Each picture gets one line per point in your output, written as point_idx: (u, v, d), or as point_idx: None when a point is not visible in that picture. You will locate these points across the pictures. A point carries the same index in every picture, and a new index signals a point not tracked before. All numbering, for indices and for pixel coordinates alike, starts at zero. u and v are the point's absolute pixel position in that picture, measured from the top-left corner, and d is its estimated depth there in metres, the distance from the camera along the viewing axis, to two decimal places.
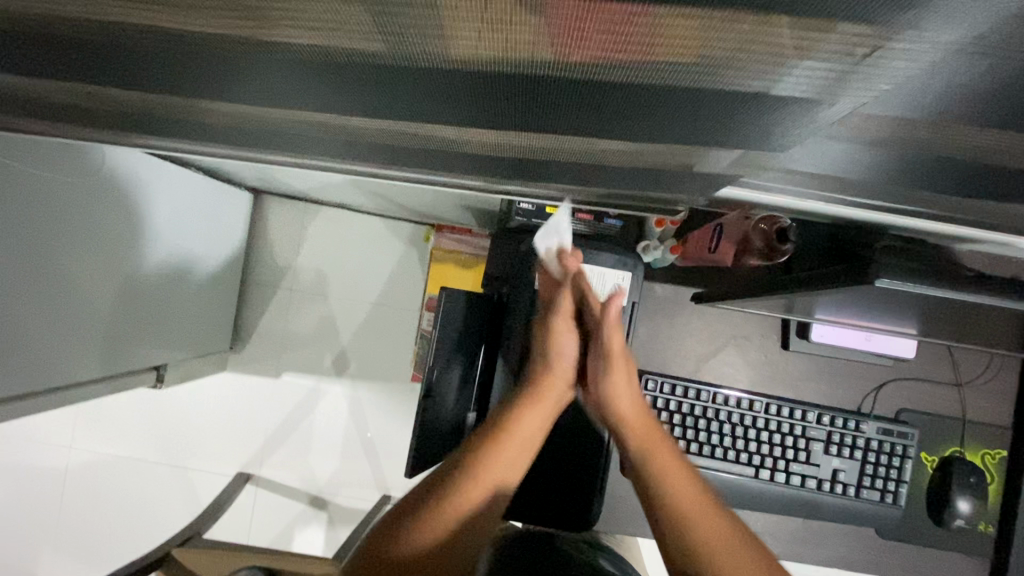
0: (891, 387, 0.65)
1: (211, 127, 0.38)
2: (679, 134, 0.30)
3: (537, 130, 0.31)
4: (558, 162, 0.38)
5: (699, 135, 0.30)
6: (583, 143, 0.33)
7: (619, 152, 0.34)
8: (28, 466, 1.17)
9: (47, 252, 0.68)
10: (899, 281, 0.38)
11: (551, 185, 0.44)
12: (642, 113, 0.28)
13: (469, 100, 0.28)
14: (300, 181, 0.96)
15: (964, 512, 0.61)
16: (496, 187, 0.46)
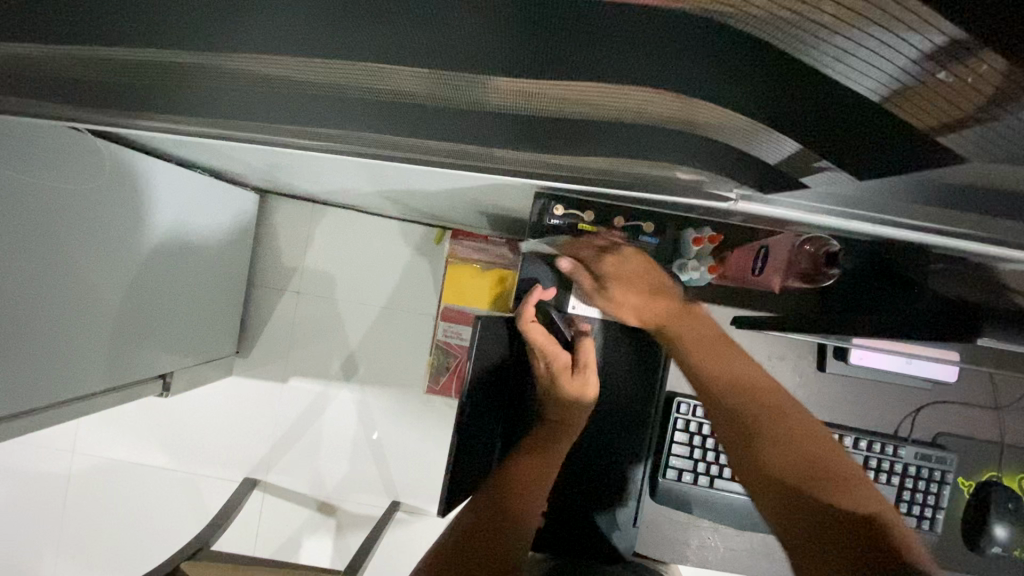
0: (929, 411, 0.64)
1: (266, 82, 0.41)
2: (772, 112, 0.35)
3: (633, 103, 0.36)
4: (579, 132, 0.42)
5: (792, 110, 0.35)
6: (647, 109, 0.37)
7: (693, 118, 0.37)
8: (31, 471, 1.15)
9: (52, 263, 0.65)
10: (1002, 339, 0.36)
11: (573, 157, 0.48)
12: (738, 79, 0.32)
13: (518, 49, 0.31)
14: (309, 182, 0.93)
15: (1002, 539, 0.61)
16: (522, 160, 0.50)
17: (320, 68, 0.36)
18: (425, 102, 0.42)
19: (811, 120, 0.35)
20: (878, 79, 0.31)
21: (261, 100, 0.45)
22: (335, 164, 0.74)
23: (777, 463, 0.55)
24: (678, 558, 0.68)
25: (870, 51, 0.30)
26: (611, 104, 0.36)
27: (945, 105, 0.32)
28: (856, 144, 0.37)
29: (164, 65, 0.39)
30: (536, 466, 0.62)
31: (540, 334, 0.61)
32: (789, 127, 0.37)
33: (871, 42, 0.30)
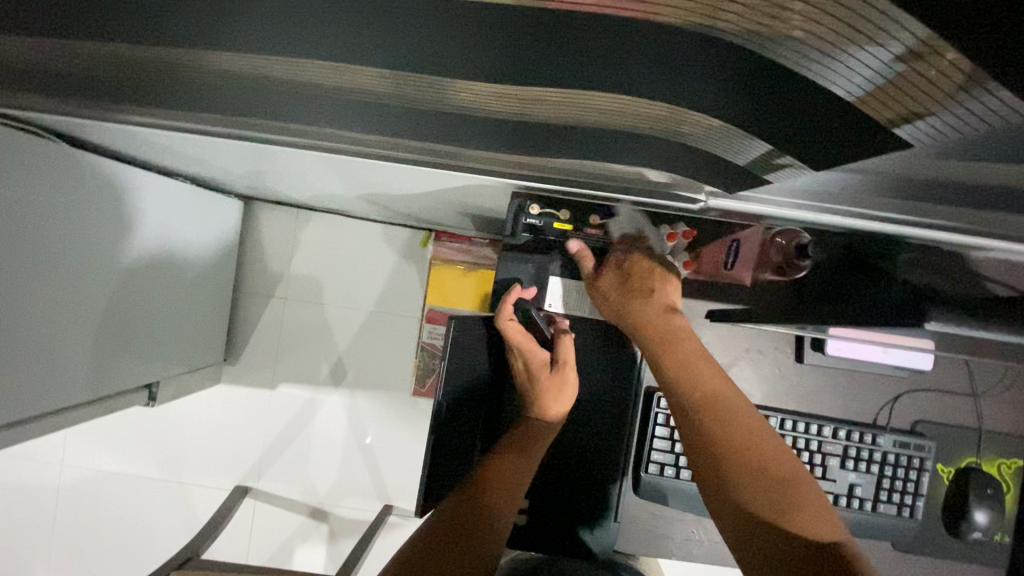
0: (906, 399, 0.65)
1: (242, 79, 0.42)
2: (737, 109, 0.37)
3: (601, 108, 0.38)
4: (555, 131, 0.43)
5: (760, 108, 0.37)
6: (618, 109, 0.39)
7: (661, 118, 0.39)
8: (20, 485, 1.14)
9: (31, 275, 0.65)
10: (951, 325, 0.37)
11: (548, 155, 0.48)
12: (702, 77, 0.35)
13: None
14: (290, 188, 0.93)
15: (981, 523, 0.62)
16: (498, 159, 0.50)
17: None
18: (393, 103, 0.42)
19: (778, 116, 0.37)
20: (856, 82, 0.34)
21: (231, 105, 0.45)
22: (314, 168, 0.74)
23: (734, 467, 0.54)
24: (663, 554, 0.68)
25: (849, 58, 0.32)
26: (584, 106, 0.39)
27: (907, 104, 0.34)
28: (823, 149, 0.38)
29: None
30: (513, 465, 0.60)
31: (519, 330, 0.63)
32: (754, 125, 0.38)
33: (842, 53, 0.32)
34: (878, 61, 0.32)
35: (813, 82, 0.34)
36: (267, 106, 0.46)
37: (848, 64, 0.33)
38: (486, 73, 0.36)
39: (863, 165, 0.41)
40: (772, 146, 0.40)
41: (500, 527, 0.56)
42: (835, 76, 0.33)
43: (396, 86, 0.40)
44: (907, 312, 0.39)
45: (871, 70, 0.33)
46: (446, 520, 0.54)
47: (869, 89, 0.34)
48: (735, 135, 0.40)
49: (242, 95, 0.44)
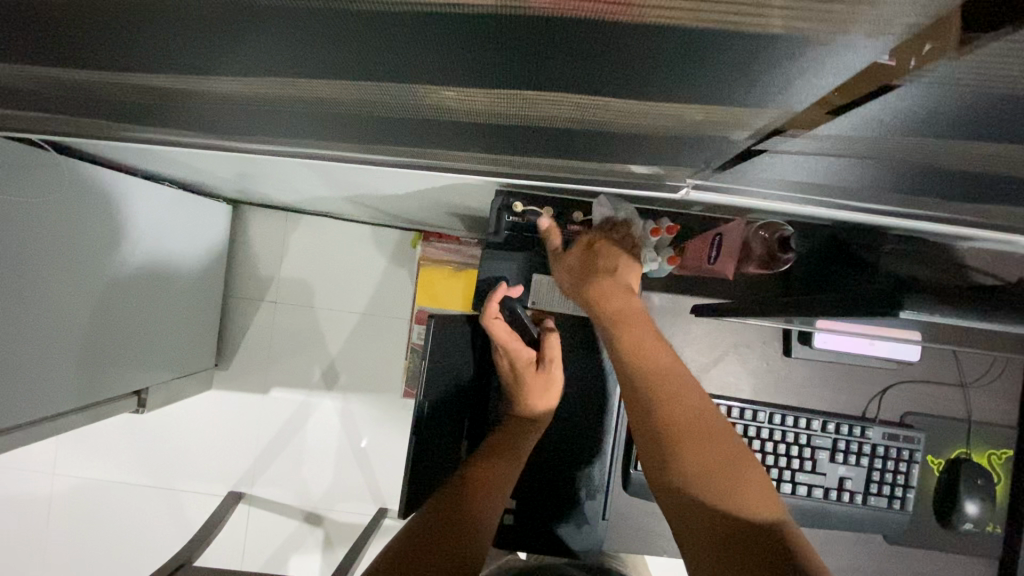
0: (895, 391, 0.65)
1: (206, 105, 0.41)
2: (694, 92, 0.31)
3: (560, 103, 0.35)
4: (531, 138, 0.42)
5: (725, 92, 0.31)
6: (586, 108, 0.35)
7: (619, 106, 0.35)
8: (11, 494, 1.13)
9: (17, 282, 0.64)
10: (928, 311, 0.37)
11: (528, 156, 0.47)
12: (651, 67, 0.29)
13: (462, 73, 0.31)
14: (277, 190, 0.92)
15: (972, 514, 0.62)
16: (477, 160, 0.49)
17: (249, 86, 0.36)
18: (353, 116, 0.41)
19: (742, 94, 0.31)
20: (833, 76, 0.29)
21: (201, 114, 0.44)
22: (296, 171, 0.73)
23: (693, 458, 0.53)
24: (655, 552, 0.68)
25: (801, 45, 0.26)
26: (548, 105, 0.35)
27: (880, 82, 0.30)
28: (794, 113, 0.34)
29: (106, 81, 0.39)
30: (496, 468, 0.60)
31: (504, 331, 0.62)
32: (722, 106, 0.33)
33: (796, 35, 0.26)
34: (837, 45, 0.26)
35: (767, 67, 0.28)
36: (230, 119, 0.44)
37: (803, 50, 0.27)
38: (446, 85, 0.33)
39: (839, 156, 0.41)
40: (734, 121, 0.35)
41: (487, 523, 0.56)
42: (796, 61, 0.28)
43: (366, 109, 0.38)
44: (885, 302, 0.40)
45: (829, 56, 0.27)
46: (429, 523, 0.53)
47: (838, 71, 0.29)
48: (700, 121, 0.36)
49: (212, 115, 0.43)
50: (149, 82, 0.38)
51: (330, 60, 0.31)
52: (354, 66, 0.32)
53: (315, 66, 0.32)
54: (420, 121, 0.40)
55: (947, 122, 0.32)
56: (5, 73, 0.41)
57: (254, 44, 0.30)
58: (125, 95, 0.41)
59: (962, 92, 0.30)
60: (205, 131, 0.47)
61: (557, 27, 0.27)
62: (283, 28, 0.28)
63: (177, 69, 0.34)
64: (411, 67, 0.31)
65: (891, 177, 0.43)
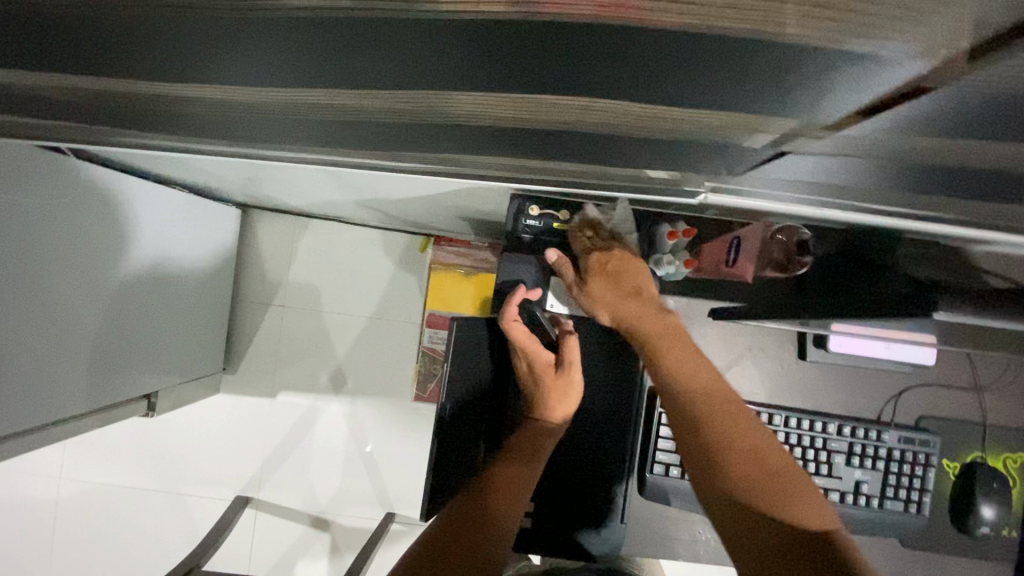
0: (911, 394, 0.65)
1: (228, 112, 0.41)
2: (719, 101, 0.31)
3: (587, 108, 0.35)
4: (554, 144, 0.42)
5: (751, 100, 0.31)
6: (608, 113, 0.35)
7: (645, 113, 0.35)
8: (17, 500, 1.13)
9: (32, 285, 0.65)
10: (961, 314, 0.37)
11: (548, 163, 0.48)
12: (683, 76, 0.29)
13: (489, 79, 0.31)
14: (288, 195, 0.93)
15: (989, 519, 0.62)
16: (496, 166, 0.49)
17: (270, 91, 0.36)
18: (382, 123, 0.41)
19: (767, 103, 0.31)
20: (856, 82, 0.29)
21: (219, 122, 0.44)
22: (310, 174, 0.73)
23: (744, 474, 0.52)
24: (670, 556, 0.68)
25: (832, 54, 0.27)
26: (571, 108, 0.35)
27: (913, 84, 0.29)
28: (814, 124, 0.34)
29: (128, 89, 0.39)
30: (516, 471, 0.60)
31: (522, 334, 0.62)
32: (745, 115, 0.33)
33: (832, 39, 0.26)
34: (866, 53, 0.27)
35: (796, 76, 0.28)
36: (252, 126, 0.44)
37: (834, 58, 0.27)
38: (475, 91, 0.33)
39: (861, 160, 0.41)
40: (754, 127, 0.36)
41: (508, 523, 0.56)
42: (824, 72, 0.28)
43: (393, 115, 0.38)
44: (912, 304, 0.40)
45: (859, 65, 0.27)
46: (452, 525, 0.54)
47: (866, 81, 0.29)
48: (723, 127, 0.36)
49: (235, 123, 0.43)
50: (169, 90, 0.38)
51: (364, 65, 0.31)
52: (382, 75, 0.32)
53: (342, 74, 0.32)
54: (445, 130, 0.41)
55: (973, 127, 0.33)
56: (29, 81, 0.41)
57: (285, 52, 0.30)
58: (149, 101, 0.41)
59: (991, 98, 0.30)
60: (225, 139, 0.47)
61: (587, 36, 0.27)
62: (317, 36, 0.28)
63: (208, 78, 0.34)
64: (441, 75, 0.31)
65: (912, 183, 0.43)
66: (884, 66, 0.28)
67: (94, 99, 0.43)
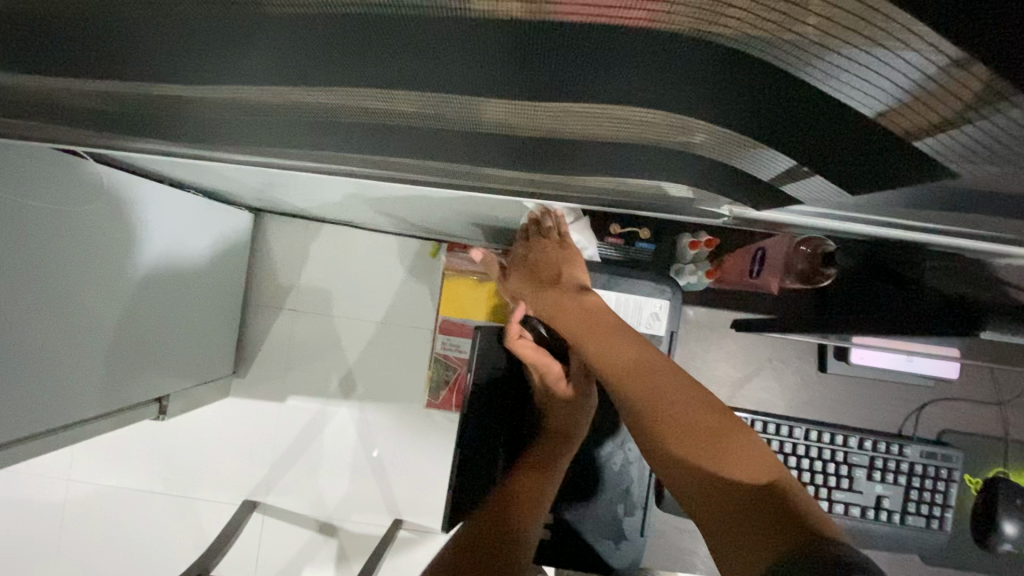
0: (932, 408, 0.66)
1: (252, 122, 0.41)
2: (742, 116, 0.31)
3: (617, 130, 0.34)
4: (583, 167, 0.42)
5: (778, 118, 0.31)
6: (639, 133, 0.34)
7: (685, 137, 0.34)
8: (23, 502, 1.13)
9: (48, 286, 0.65)
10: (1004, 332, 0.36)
11: (574, 195, 0.48)
12: (731, 94, 0.29)
13: (519, 93, 0.31)
14: (303, 199, 0.93)
15: (1011, 535, 0.61)
16: (518, 188, 0.49)
17: (300, 98, 0.35)
18: (403, 136, 0.40)
19: (792, 122, 0.31)
20: (883, 97, 0.27)
21: (240, 135, 0.44)
22: (327, 180, 0.73)
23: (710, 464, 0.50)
24: (686, 568, 0.68)
25: (883, 74, 0.26)
26: (601, 126, 0.34)
27: (929, 116, 0.28)
28: (858, 164, 0.33)
29: (154, 96, 0.39)
30: (535, 481, 0.59)
31: (527, 349, 0.64)
32: (774, 137, 0.33)
33: (879, 59, 0.25)
34: (913, 75, 0.26)
35: (844, 100, 0.28)
36: (278, 139, 0.44)
37: (885, 77, 0.26)
38: (507, 106, 0.32)
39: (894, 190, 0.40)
40: (797, 161, 0.35)
41: (529, 535, 0.56)
42: (873, 95, 0.28)
43: (423, 131, 0.38)
44: (948, 320, 0.39)
45: (909, 87, 0.27)
46: (474, 536, 0.54)
47: (910, 111, 0.28)
48: (763, 154, 0.35)
49: (260, 134, 0.43)
50: (192, 97, 0.38)
51: (396, 78, 0.31)
52: (413, 85, 0.31)
53: (375, 80, 0.31)
54: (472, 150, 0.40)
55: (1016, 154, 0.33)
56: (50, 87, 0.41)
57: (320, 63, 0.30)
58: (175, 110, 0.41)
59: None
60: (248, 150, 0.47)
61: (621, 45, 0.26)
62: (356, 43, 0.28)
63: (234, 83, 0.34)
64: (476, 89, 0.31)
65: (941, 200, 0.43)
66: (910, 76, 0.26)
67: (115, 108, 0.43)
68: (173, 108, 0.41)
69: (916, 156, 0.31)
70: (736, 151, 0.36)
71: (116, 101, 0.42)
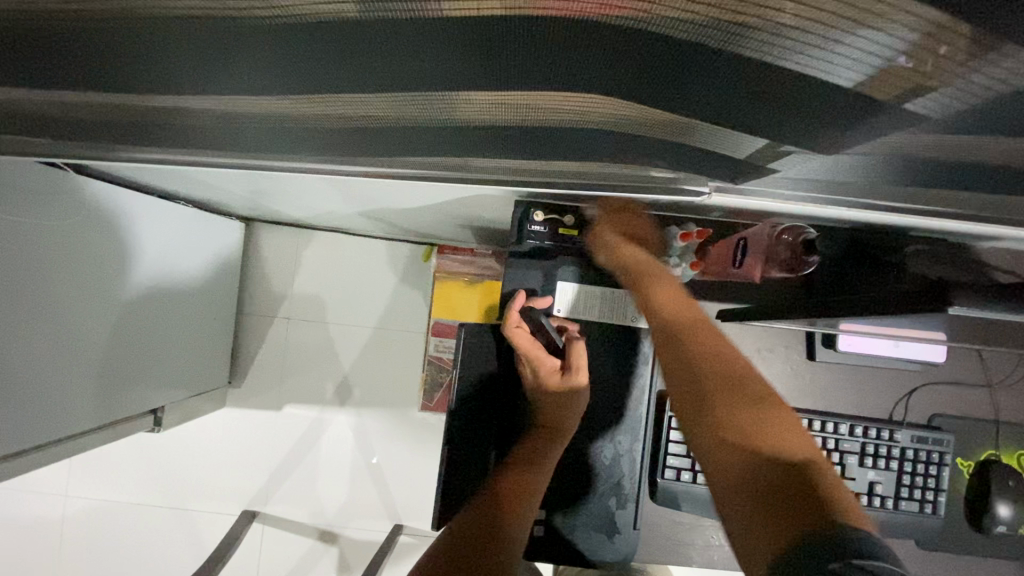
0: (923, 393, 0.66)
1: (228, 128, 0.41)
2: (711, 105, 0.31)
3: (591, 117, 0.34)
4: (558, 158, 0.42)
5: (747, 108, 0.31)
6: (610, 119, 0.34)
7: (661, 121, 0.34)
8: (22, 519, 1.12)
9: (37, 300, 0.65)
10: (978, 308, 0.36)
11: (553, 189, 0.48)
12: (697, 83, 0.29)
13: (487, 84, 0.30)
14: (291, 207, 0.93)
15: (1005, 517, 0.62)
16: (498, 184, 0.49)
17: (273, 101, 0.35)
18: (379, 135, 0.40)
19: (762, 107, 0.31)
20: (853, 67, 0.28)
21: (216, 140, 0.44)
22: (312, 185, 0.73)
23: (745, 430, 0.50)
24: (683, 561, 0.68)
25: (848, 44, 0.26)
26: (576, 116, 0.34)
27: (910, 77, 0.29)
28: (827, 138, 0.34)
29: (129, 104, 0.39)
30: (523, 479, 0.60)
31: (524, 339, 0.61)
32: (742, 122, 0.33)
33: (848, 31, 0.26)
34: (882, 40, 0.26)
35: (811, 77, 0.28)
36: (256, 145, 0.44)
37: (854, 48, 0.27)
38: (479, 98, 0.32)
39: (874, 168, 0.40)
40: (772, 138, 0.35)
41: (515, 534, 0.59)
42: (838, 67, 0.28)
43: (398, 131, 0.39)
44: (926, 299, 0.40)
45: (875, 54, 0.27)
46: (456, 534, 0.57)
47: (876, 76, 0.28)
48: (737, 136, 0.36)
49: (235, 139, 0.43)
50: (167, 103, 0.38)
51: (363, 77, 0.31)
52: (382, 83, 0.31)
53: (347, 83, 0.31)
54: (447, 146, 0.40)
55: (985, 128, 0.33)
56: (25, 97, 0.41)
57: (284, 64, 0.30)
58: (149, 116, 0.41)
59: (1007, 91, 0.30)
60: (224, 158, 0.47)
61: (592, 34, 0.26)
62: (325, 45, 0.28)
63: (205, 87, 0.34)
64: (451, 86, 0.31)
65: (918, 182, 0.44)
66: (881, 40, 0.26)
67: (91, 117, 0.43)
68: (148, 115, 0.41)
69: (888, 112, 0.31)
70: (708, 133, 0.36)
71: (90, 111, 0.42)
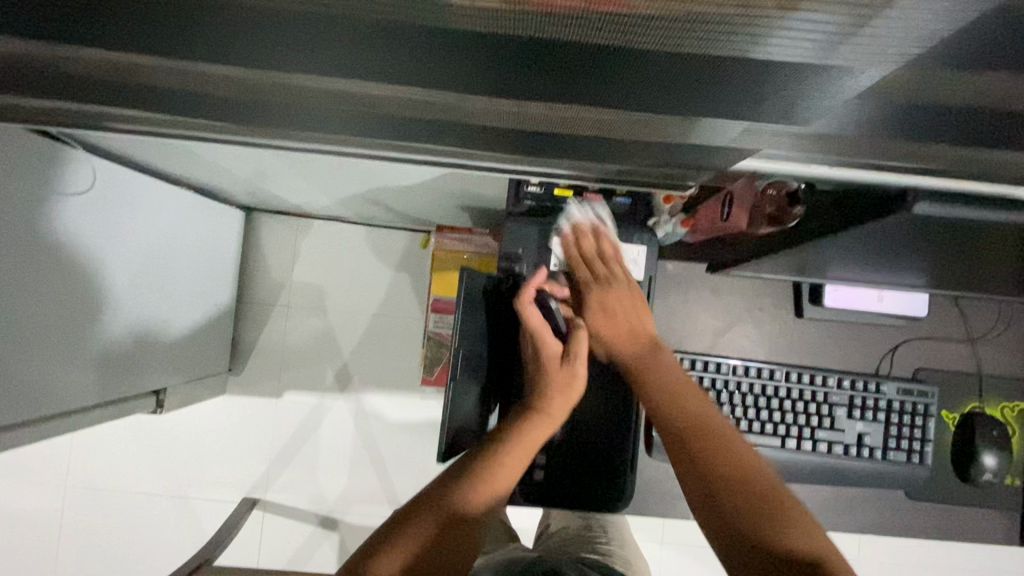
0: (906, 346, 0.70)
1: None
2: (686, 99, 0.31)
3: (594, 122, 0.35)
4: None
5: (722, 102, 0.31)
6: (587, 114, 0.34)
7: (654, 126, 0.35)
8: (18, 511, 1.12)
9: (48, 273, 0.66)
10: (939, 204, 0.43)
11: None
12: (659, 82, 0.29)
13: (464, 75, 0.30)
14: (291, 191, 0.95)
15: (991, 466, 0.64)
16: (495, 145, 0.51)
17: None
18: None
19: (738, 99, 0.30)
20: (818, 53, 0.26)
21: None
22: (312, 165, 0.75)
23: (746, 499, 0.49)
24: None
25: (802, 31, 0.25)
26: (578, 120, 0.35)
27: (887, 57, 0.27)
28: (815, 116, 0.32)
29: None
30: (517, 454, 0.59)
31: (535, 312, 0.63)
32: (722, 115, 0.32)
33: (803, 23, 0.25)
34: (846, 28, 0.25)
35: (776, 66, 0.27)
36: None
37: (814, 35, 0.25)
38: (464, 92, 0.32)
39: (858, 160, 0.41)
40: (767, 126, 0.33)
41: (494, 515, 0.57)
42: (802, 48, 0.26)
43: None
44: None
45: (835, 41, 0.25)
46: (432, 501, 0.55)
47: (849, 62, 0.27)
48: (713, 126, 0.34)
49: None
50: None
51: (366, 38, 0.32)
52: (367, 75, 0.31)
53: (332, 74, 0.31)
54: None
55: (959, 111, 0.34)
56: None
57: None
58: None
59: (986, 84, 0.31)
60: None
61: (553, 26, 0.26)
62: None
63: None
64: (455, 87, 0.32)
65: None
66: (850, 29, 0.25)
67: None
68: None
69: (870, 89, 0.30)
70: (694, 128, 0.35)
71: None
